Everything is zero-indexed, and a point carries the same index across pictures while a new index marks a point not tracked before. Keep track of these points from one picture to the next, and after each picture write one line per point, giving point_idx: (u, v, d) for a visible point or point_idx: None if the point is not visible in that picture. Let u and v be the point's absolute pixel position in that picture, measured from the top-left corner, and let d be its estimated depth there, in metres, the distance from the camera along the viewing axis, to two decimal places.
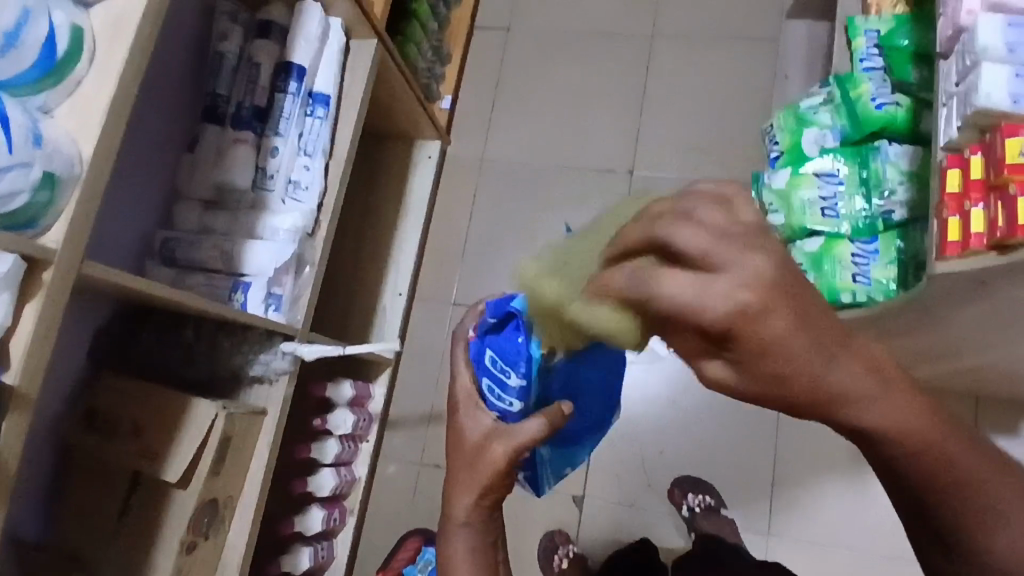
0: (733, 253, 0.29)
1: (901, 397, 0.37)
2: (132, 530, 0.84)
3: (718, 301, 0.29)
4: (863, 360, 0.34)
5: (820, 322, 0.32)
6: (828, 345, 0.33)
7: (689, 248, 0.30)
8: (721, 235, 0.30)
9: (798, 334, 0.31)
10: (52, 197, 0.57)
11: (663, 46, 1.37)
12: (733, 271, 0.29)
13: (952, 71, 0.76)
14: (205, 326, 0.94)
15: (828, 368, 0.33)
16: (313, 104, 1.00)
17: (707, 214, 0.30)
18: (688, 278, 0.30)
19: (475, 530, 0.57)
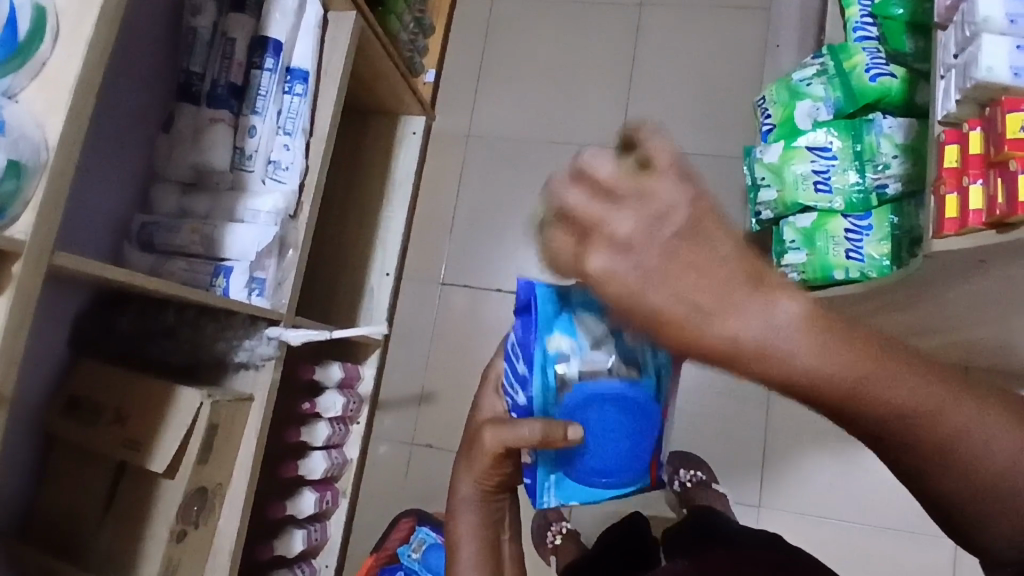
0: (599, 209, 0.32)
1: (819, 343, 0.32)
2: (119, 522, 0.83)
3: (610, 249, 0.31)
4: (769, 312, 0.31)
5: (701, 262, 0.31)
6: (718, 281, 0.31)
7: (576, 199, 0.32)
8: (604, 187, 0.32)
9: (668, 285, 0.31)
10: (19, 185, 0.55)
11: (652, 15, 1.34)
12: (608, 227, 0.31)
13: (951, 43, 0.74)
14: (188, 311, 0.91)
15: (726, 324, 0.31)
16: (291, 80, 0.96)
17: (596, 166, 0.32)
18: (583, 202, 0.32)
19: (481, 505, 0.68)
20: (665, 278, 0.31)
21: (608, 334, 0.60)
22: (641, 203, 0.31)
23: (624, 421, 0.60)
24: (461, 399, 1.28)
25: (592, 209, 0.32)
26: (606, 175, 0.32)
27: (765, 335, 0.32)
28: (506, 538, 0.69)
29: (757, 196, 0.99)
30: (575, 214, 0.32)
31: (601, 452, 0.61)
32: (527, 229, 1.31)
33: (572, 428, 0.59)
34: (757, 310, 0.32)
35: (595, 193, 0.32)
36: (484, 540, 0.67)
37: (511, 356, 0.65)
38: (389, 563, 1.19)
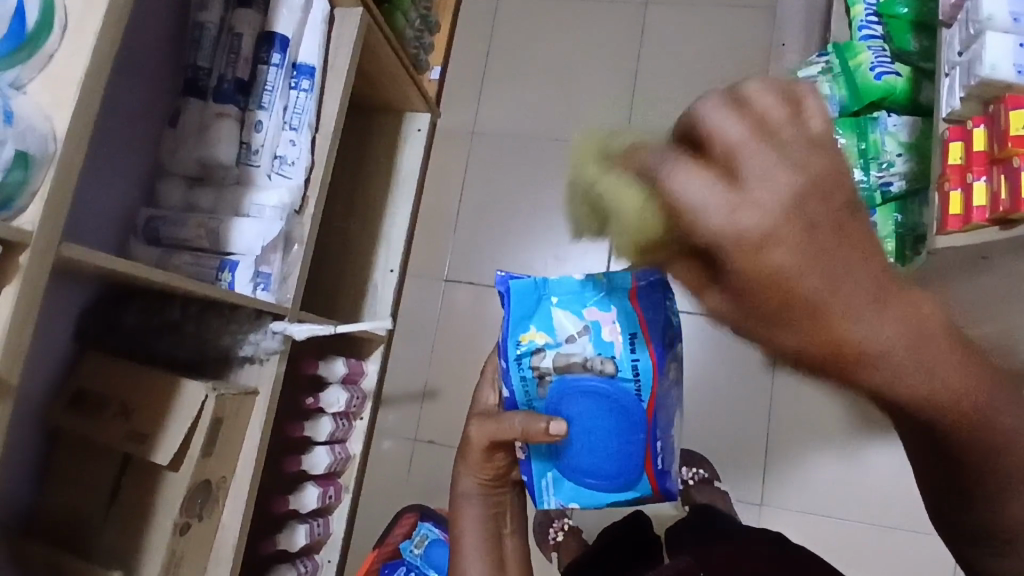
0: (757, 181, 0.25)
1: (940, 353, 0.28)
2: (123, 515, 0.83)
3: (748, 220, 0.25)
4: (903, 320, 0.26)
5: (833, 245, 0.25)
6: (848, 266, 0.26)
7: (727, 132, 0.26)
8: (762, 124, 0.26)
9: (814, 263, 0.25)
10: (26, 176, 0.55)
11: (657, 13, 1.34)
12: (759, 180, 0.25)
13: (955, 41, 0.74)
14: (193, 307, 0.91)
15: (858, 323, 0.26)
16: (297, 76, 0.96)
17: (758, 102, 0.27)
18: (736, 126, 0.26)
19: (482, 497, 0.69)
20: (831, 279, 0.25)
21: (582, 329, 0.62)
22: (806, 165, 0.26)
23: (608, 421, 0.61)
24: (464, 396, 1.28)
25: (746, 156, 0.26)
26: (769, 112, 0.26)
27: (915, 355, 0.27)
28: (508, 532, 0.69)
29: None
30: (712, 147, 0.26)
31: (587, 452, 0.62)
32: (531, 227, 1.31)
33: (552, 424, 0.60)
34: (910, 326, 0.27)
35: (756, 128, 0.26)
36: (487, 531, 0.67)
37: (498, 347, 0.67)
38: (390, 559, 1.18)
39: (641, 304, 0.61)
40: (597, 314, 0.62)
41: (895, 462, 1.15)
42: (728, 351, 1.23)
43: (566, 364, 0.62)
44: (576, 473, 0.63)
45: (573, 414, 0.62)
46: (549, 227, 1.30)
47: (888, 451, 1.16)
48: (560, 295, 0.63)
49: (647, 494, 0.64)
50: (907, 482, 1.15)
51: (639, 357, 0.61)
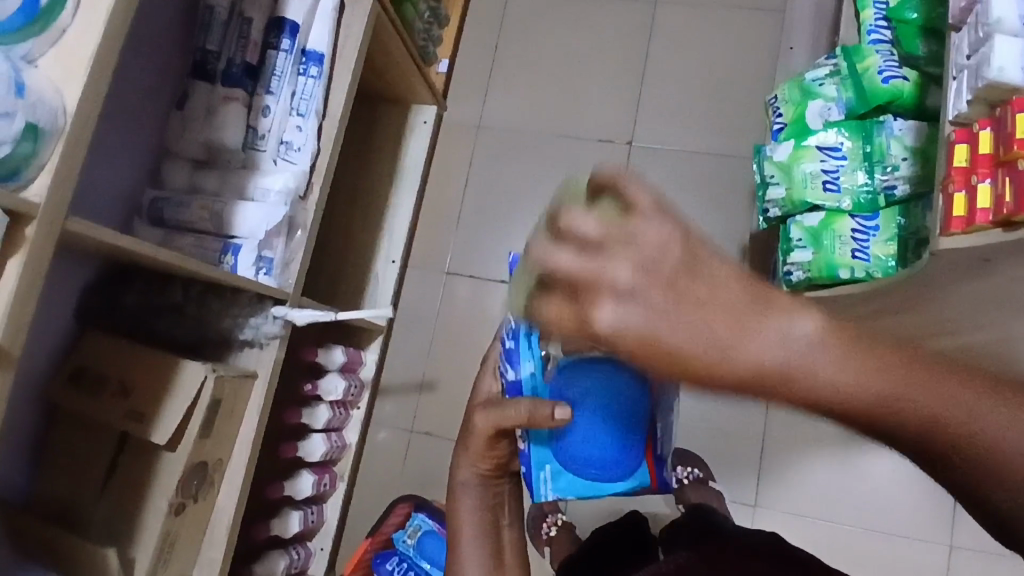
0: (596, 267, 0.33)
1: (841, 358, 0.33)
2: (119, 494, 0.83)
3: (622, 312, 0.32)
4: (783, 338, 0.33)
5: (698, 306, 0.33)
6: (733, 310, 0.33)
7: (567, 259, 0.33)
8: (586, 246, 0.33)
9: (686, 328, 0.32)
10: (35, 149, 0.55)
11: (666, 13, 1.34)
12: (612, 262, 0.33)
13: (965, 44, 0.74)
14: (195, 288, 0.92)
15: (740, 349, 0.32)
16: (306, 62, 0.97)
17: (581, 227, 0.34)
18: (571, 257, 0.33)
19: (481, 488, 0.68)
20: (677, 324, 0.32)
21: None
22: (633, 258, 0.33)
23: (610, 408, 0.61)
24: (461, 389, 1.28)
25: (587, 269, 0.33)
26: (590, 232, 0.33)
27: (793, 360, 0.33)
28: (507, 523, 0.69)
29: (765, 193, 0.99)
30: (564, 275, 0.33)
31: (587, 439, 0.62)
32: (534, 222, 1.31)
33: (557, 410, 0.60)
34: (774, 343, 0.33)
35: (583, 252, 0.33)
36: (483, 522, 0.67)
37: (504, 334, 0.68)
38: (383, 549, 1.19)
39: None
40: None
41: (889, 468, 1.16)
42: None
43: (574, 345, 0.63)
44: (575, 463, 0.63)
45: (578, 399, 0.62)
46: None
47: (886, 457, 1.16)
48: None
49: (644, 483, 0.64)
50: (900, 487, 1.15)
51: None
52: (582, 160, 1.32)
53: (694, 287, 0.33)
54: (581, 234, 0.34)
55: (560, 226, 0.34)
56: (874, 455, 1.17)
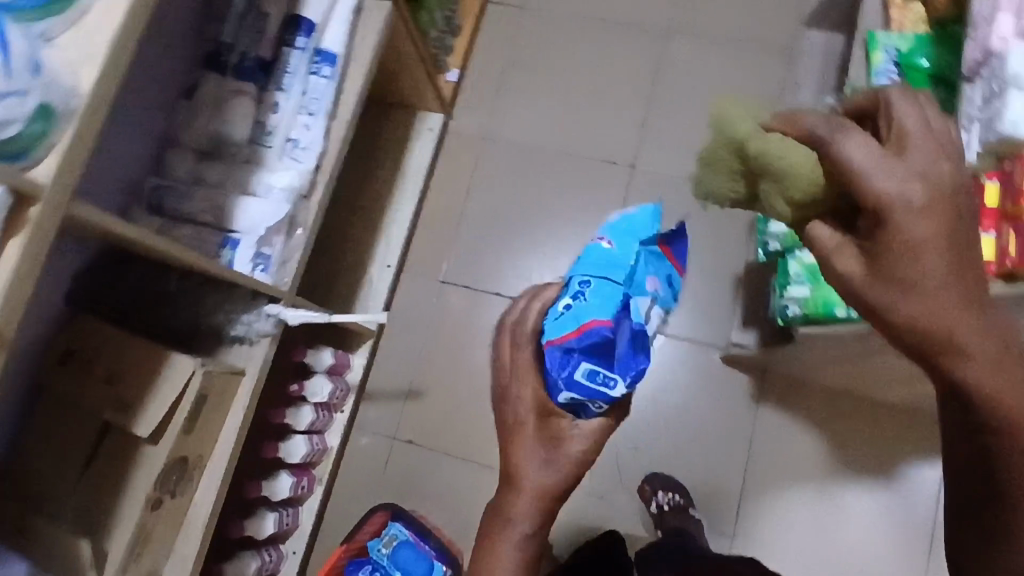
0: (916, 149, 0.49)
1: (1000, 367, 0.50)
2: (97, 482, 0.81)
3: (912, 179, 0.48)
4: (980, 325, 0.50)
5: (959, 267, 0.50)
6: (963, 296, 0.50)
7: (904, 123, 0.50)
8: (924, 130, 0.49)
9: (939, 267, 0.49)
10: (45, 130, 0.54)
11: (677, 41, 1.36)
12: (916, 156, 0.48)
13: (977, 96, 0.75)
14: (191, 279, 0.91)
15: (945, 307, 0.50)
16: (320, 62, 0.96)
17: (924, 119, 0.50)
18: (912, 123, 0.49)
19: None
20: (951, 269, 0.49)
21: (650, 306, 0.75)
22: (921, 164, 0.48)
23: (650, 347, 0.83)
24: (447, 399, 1.28)
25: (900, 134, 0.49)
26: (930, 124, 0.49)
27: (972, 339, 0.50)
28: None
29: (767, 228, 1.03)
30: (902, 127, 0.50)
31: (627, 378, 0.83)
32: (533, 238, 1.31)
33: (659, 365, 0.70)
34: (985, 330, 0.50)
35: (923, 130, 0.49)
36: None
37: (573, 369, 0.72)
38: (357, 557, 1.16)
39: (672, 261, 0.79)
40: (649, 284, 0.76)
41: (867, 508, 1.17)
42: (714, 381, 1.23)
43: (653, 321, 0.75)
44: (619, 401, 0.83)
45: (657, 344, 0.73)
46: (551, 241, 1.31)
47: (866, 498, 1.17)
48: (620, 286, 0.73)
49: None
50: (877, 527, 1.16)
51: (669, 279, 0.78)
52: (584, 179, 1.32)
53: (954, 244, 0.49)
54: (923, 119, 0.50)
55: (912, 98, 0.51)
56: (854, 494, 1.17)
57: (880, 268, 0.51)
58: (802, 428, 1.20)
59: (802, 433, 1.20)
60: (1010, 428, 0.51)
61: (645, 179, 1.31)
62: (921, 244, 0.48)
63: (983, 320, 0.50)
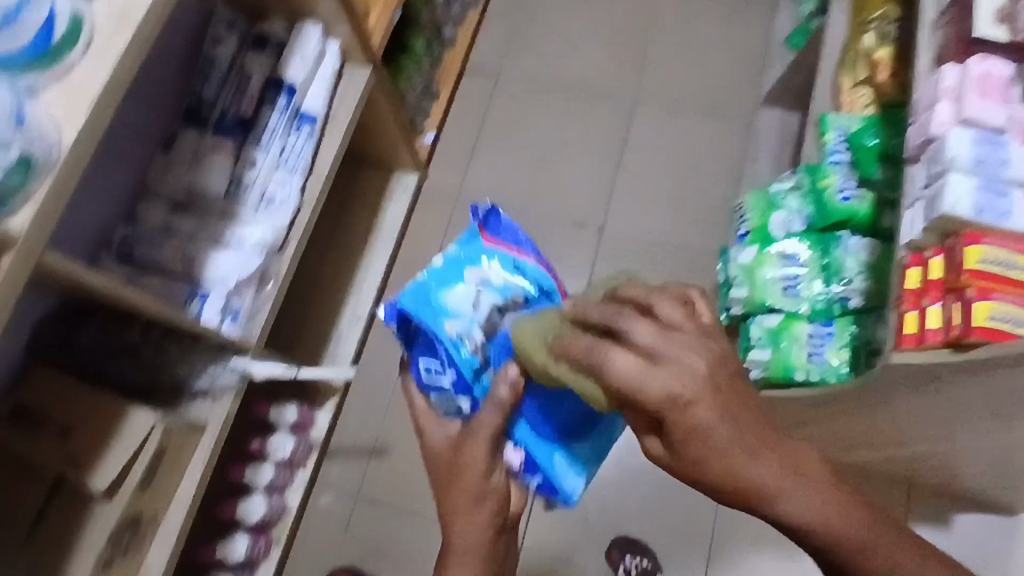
0: (662, 366, 0.47)
1: (827, 495, 0.51)
2: (45, 544, 0.77)
3: (657, 388, 0.47)
4: (780, 459, 0.50)
5: (739, 412, 0.49)
6: (758, 441, 0.50)
7: (641, 339, 0.48)
8: (661, 338, 0.48)
9: (721, 425, 0.48)
10: (23, 182, 0.55)
11: (644, 111, 1.43)
12: (668, 366, 0.47)
13: (919, 176, 0.81)
14: (153, 331, 0.89)
15: (744, 464, 0.50)
16: (299, 121, 1.00)
17: (669, 315, 0.51)
18: (632, 360, 0.47)
19: (475, 499, 0.69)
20: (724, 414, 0.48)
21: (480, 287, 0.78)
22: (697, 334, 0.49)
23: None
24: (413, 457, 1.26)
25: (638, 363, 0.47)
26: (646, 332, 0.49)
27: (778, 488, 0.50)
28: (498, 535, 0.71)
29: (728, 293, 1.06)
30: (620, 354, 0.48)
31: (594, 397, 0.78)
32: None
33: (512, 366, 0.70)
34: (787, 459, 0.51)
35: (656, 331, 0.48)
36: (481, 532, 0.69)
37: (419, 364, 0.79)
38: None
39: (499, 241, 0.83)
40: (474, 274, 0.79)
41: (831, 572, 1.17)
42: None
43: (487, 315, 0.76)
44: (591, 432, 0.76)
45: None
46: None
47: None
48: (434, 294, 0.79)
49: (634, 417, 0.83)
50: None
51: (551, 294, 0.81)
52: (554, 239, 1.36)
53: (744, 407, 0.49)
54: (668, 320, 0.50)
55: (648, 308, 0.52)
56: None
57: (677, 453, 0.50)
58: None
59: None
60: (855, 546, 0.51)
61: (613, 241, 1.35)
62: (711, 430, 0.48)
63: (782, 451, 0.51)
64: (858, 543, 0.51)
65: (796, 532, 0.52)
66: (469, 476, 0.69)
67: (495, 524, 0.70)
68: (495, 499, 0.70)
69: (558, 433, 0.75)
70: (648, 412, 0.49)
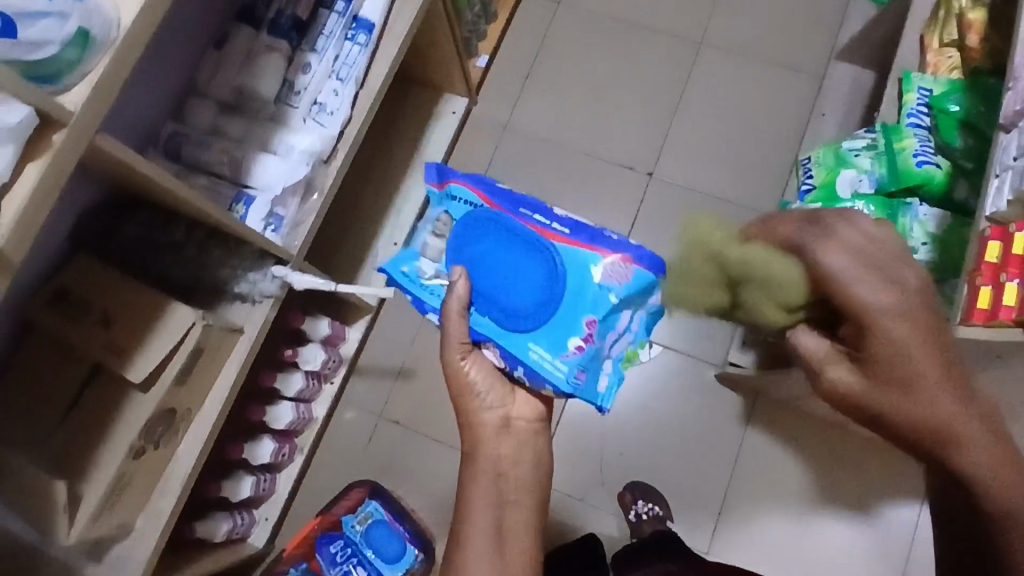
0: (814, 340, 0.64)
1: (1000, 456, 0.57)
2: (80, 425, 0.79)
3: (820, 346, 0.63)
4: (951, 402, 0.57)
5: (899, 362, 0.57)
6: (930, 383, 0.57)
7: (810, 341, 0.64)
8: (861, 258, 0.57)
9: (900, 358, 0.57)
10: (80, 57, 0.53)
11: (708, 55, 1.36)
12: (886, 340, 0.57)
13: (1012, 145, 0.77)
14: (197, 231, 0.91)
15: (923, 414, 0.58)
16: (355, 29, 0.96)
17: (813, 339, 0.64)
18: (816, 342, 0.64)
19: (474, 395, 0.77)
20: (948, 390, 0.57)
21: (430, 223, 0.81)
22: (914, 296, 0.57)
23: (520, 239, 0.74)
24: (438, 383, 1.27)
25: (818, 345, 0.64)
26: (817, 346, 0.64)
27: (935, 431, 0.58)
28: (511, 419, 0.79)
29: None
30: (815, 345, 0.64)
31: (540, 274, 0.72)
32: None
33: (458, 283, 0.73)
34: (923, 402, 0.57)
35: (824, 343, 0.64)
36: (489, 422, 0.78)
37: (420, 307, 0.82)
38: (329, 530, 1.18)
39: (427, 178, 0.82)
40: (430, 214, 0.82)
41: (843, 539, 1.17)
42: (705, 398, 1.24)
43: (429, 243, 0.80)
44: (546, 312, 0.71)
45: (467, 261, 0.75)
46: None
47: (844, 531, 1.17)
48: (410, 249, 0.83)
49: (604, 262, 0.72)
50: (851, 559, 1.17)
51: (468, 201, 0.78)
52: (600, 180, 1.32)
53: (914, 366, 0.57)
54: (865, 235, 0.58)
55: (833, 234, 0.59)
56: (834, 526, 1.18)
57: (872, 380, 0.59)
58: (788, 455, 1.21)
59: (789, 460, 1.21)
60: (996, 480, 0.57)
61: (662, 188, 1.31)
62: (852, 387, 0.61)
63: (921, 396, 0.57)
64: (1004, 508, 0.57)
65: (959, 473, 0.59)
66: (456, 376, 0.76)
67: (492, 411, 0.78)
68: (486, 388, 0.77)
69: (516, 323, 0.72)
70: (826, 398, 0.64)
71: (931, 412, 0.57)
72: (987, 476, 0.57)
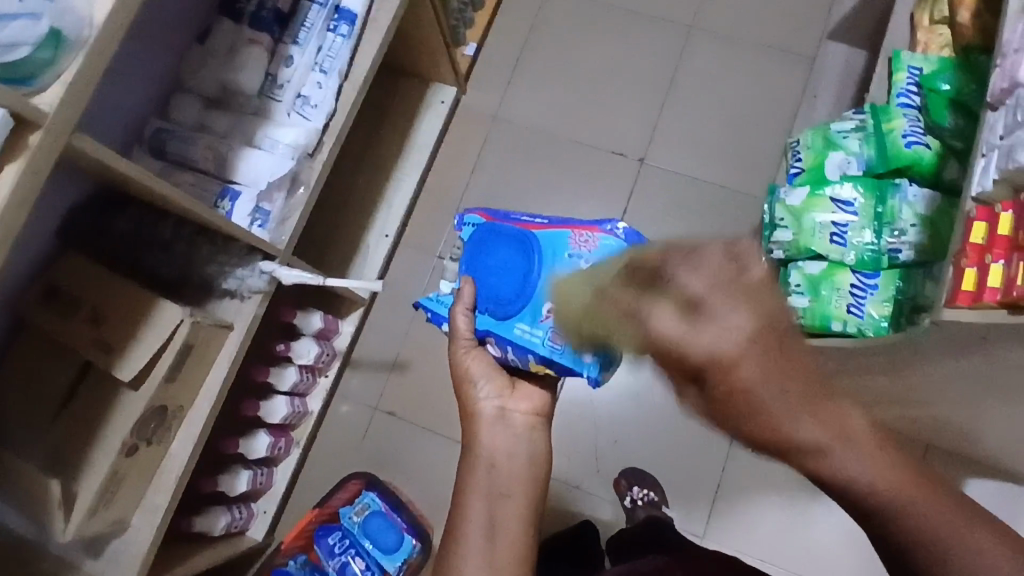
0: (700, 321, 0.47)
1: (880, 460, 0.49)
2: (73, 423, 0.80)
3: (703, 340, 0.47)
4: (829, 420, 0.48)
5: (790, 371, 0.47)
6: (798, 397, 0.48)
7: (665, 325, 0.48)
8: (710, 293, 0.48)
9: (768, 377, 0.47)
10: (54, 57, 0.52)
11: (699, 37, 1.35)
12: (715, 322, 0.47)
13: (998, 124, 0.76)
14: (185, 229, 0.90)
15: (848, 456, 0.49)
16: (338, 20, 0.95)
17: (705, 267, 0.49)
18: (672, 323, 0.48)
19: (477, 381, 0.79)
20: (778, 377, 0.47)
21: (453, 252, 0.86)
22: (749, 291, 0.48)
23: (498, 237, 0.75)
24: (433, 375, 1.27)
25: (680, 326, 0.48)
26: (682, 310, 0.48)
27: (887, 481, 0.49)
28: (512, 409, 0.79)
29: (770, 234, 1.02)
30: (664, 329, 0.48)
31: (517, 259, 0.73)
32: None
33: (465, 289, 0.75)
34: (869, 454, 0.49)
35: (684, 311, 0.48)
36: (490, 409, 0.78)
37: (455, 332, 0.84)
38: (327, 522, 1.20)
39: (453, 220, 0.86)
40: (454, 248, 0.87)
41: (837, 523, 1.18)
42: None
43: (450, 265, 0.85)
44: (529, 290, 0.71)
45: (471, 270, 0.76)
46: None
47: (836, 517, 1.18)
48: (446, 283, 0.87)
49: (570, 230, 0.71)
50: (845, 543, 1.17)
51: (473, 223, 0.80)
52: (591, 167, 1.31)
53: (786, 367, 0.47)
54: (709, 272, 0.49)
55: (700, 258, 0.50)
56: (826, 511, 1.18)
57: (724, 402, 0.48)
58: None
59: None
60: (900, 510, 0.49)
61: (653, 174, 1.30)
62: (751, 387, 0.47)
63: (825, 413, 0.48)
64: (936, 529, 0.49)
65: (846, 496, 0.50)
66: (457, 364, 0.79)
67: (487, 401, 0.79)
68: (484, 378, 0.79)
69: (506, 309, 0.72)
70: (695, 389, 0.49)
71: (789, 430, 0.48)
72: (890, 508, 0.49)
